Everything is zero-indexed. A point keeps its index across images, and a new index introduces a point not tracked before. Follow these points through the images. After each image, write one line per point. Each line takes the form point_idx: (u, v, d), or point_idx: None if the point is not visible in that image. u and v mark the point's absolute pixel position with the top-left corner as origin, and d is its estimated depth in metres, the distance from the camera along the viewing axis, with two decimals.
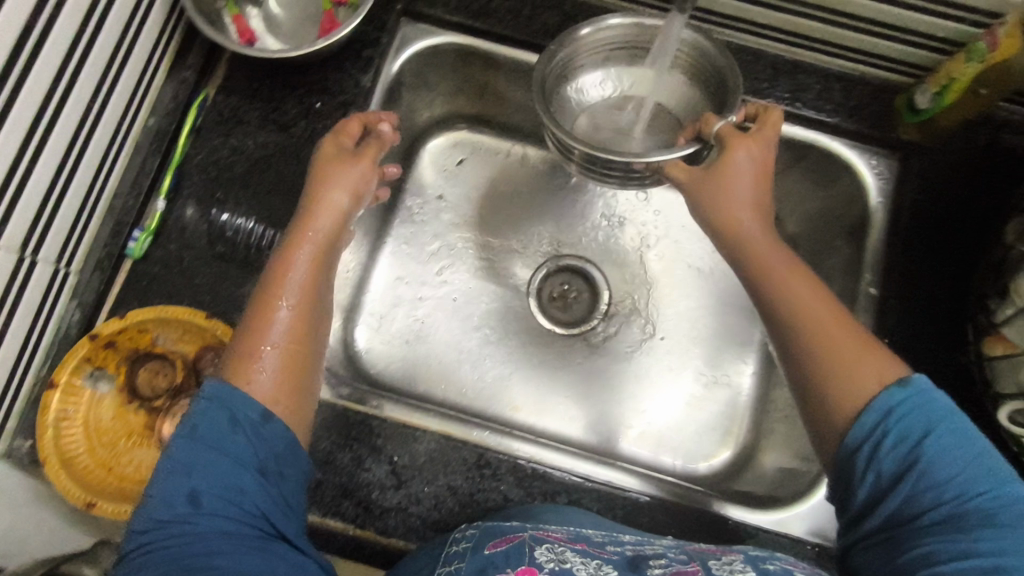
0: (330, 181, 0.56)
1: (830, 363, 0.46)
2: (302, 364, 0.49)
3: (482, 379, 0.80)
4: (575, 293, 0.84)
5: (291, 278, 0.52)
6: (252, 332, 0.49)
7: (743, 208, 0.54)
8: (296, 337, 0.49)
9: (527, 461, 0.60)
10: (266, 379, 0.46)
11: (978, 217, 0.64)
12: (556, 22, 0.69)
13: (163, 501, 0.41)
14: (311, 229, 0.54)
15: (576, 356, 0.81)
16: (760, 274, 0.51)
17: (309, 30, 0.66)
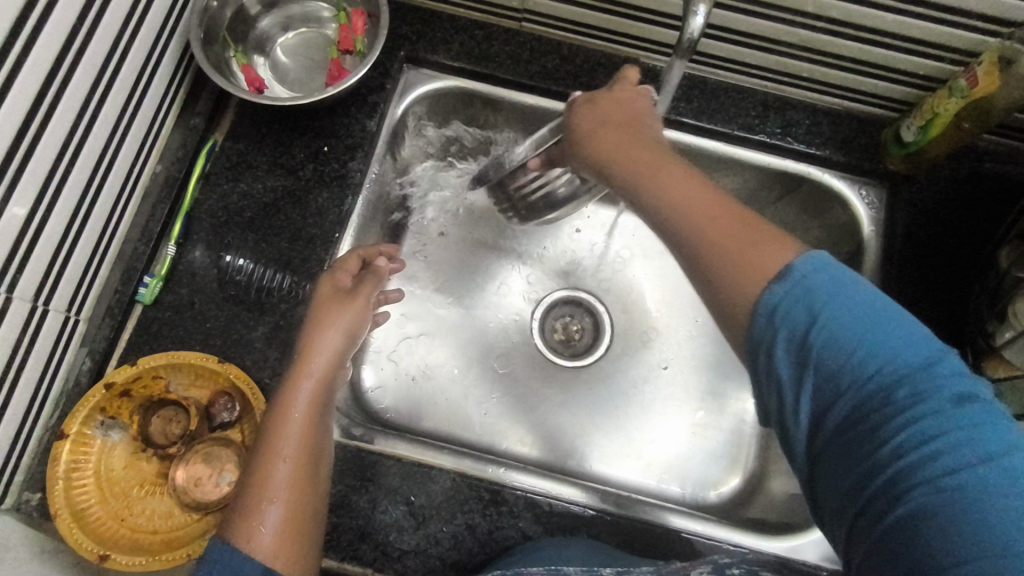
0: (320, 331, 0.57)
1: (716, 252, 0.45)
2: (304, 518, 0.47)
3: (489, 415, 0.81)
4: (578, 327, 0.87)
5: (288, 425, 0.51)
6: (262, 485, 0.47)
7: (651, 135, 0.54)
8: (298, 486, 0.48)
9: (544, 496, 0.59)
10: (268, 538, 0.45)
11: (973, 241, 0.65)
12: (554, 66, 0.71)
13: None
14: (310, 374, 0.54)
15: (582, 388, 0.84)
16: (637, 176, 0.51)
17: (316, 78, 0.68)
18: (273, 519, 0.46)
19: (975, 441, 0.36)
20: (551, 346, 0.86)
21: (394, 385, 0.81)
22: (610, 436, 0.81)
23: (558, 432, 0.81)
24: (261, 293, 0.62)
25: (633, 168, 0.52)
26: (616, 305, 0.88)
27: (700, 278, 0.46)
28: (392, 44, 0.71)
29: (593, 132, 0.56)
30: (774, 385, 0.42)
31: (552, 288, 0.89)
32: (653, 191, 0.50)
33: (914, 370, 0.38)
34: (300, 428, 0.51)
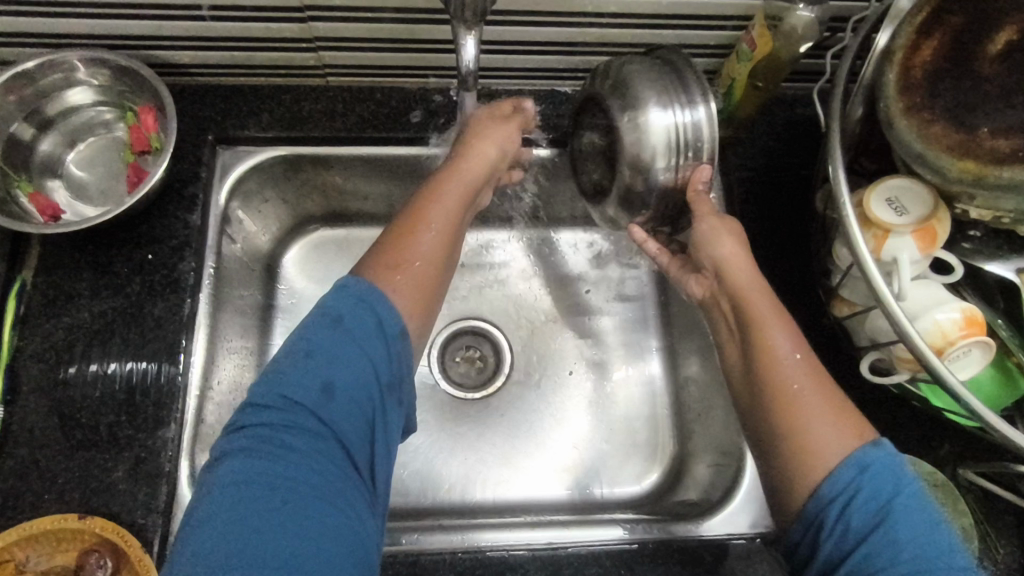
0: (482, 133, 0.60)
1: (799, 441, 0.47)
2: (436, 282, 0.53)
3: (408, 471, 0.79)
4: (478, 356, 0.86)
5: (449, 183, 0.57)
6: (412, 235, 0.53)
7: (738, 257, 0.55)
8: (440, 253, 0.54)
9: (464, 551, 0.58)
10: (407, 288, 0.51)
11: (801, 185, 0.68)
12: (372, 112, 0.69)
13: (301, 386, 0.45)
14: (500, 145, 0.61)
15: (494, 416, 0.83)
16: (751, 339, 0.51)
17: (120, 186, 0.63)
18: (408, 282, 0.51)
19: None
20: (456, 383, 0.85)
21: None
22: (531, 456, 0.80)
23: (485, 466, 0.80)
24: (113, 430, 0.57)
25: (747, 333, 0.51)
26: (510, 324, 0.87)
27: (769, 453, 0.49)
28: (195, 129, 0.67)
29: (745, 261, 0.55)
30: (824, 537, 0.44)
31: (443, 324, 0.87)
32: (760, 360, 0.50)
33: (950, 562, 0.42)
34: (451, 202, 0.57)
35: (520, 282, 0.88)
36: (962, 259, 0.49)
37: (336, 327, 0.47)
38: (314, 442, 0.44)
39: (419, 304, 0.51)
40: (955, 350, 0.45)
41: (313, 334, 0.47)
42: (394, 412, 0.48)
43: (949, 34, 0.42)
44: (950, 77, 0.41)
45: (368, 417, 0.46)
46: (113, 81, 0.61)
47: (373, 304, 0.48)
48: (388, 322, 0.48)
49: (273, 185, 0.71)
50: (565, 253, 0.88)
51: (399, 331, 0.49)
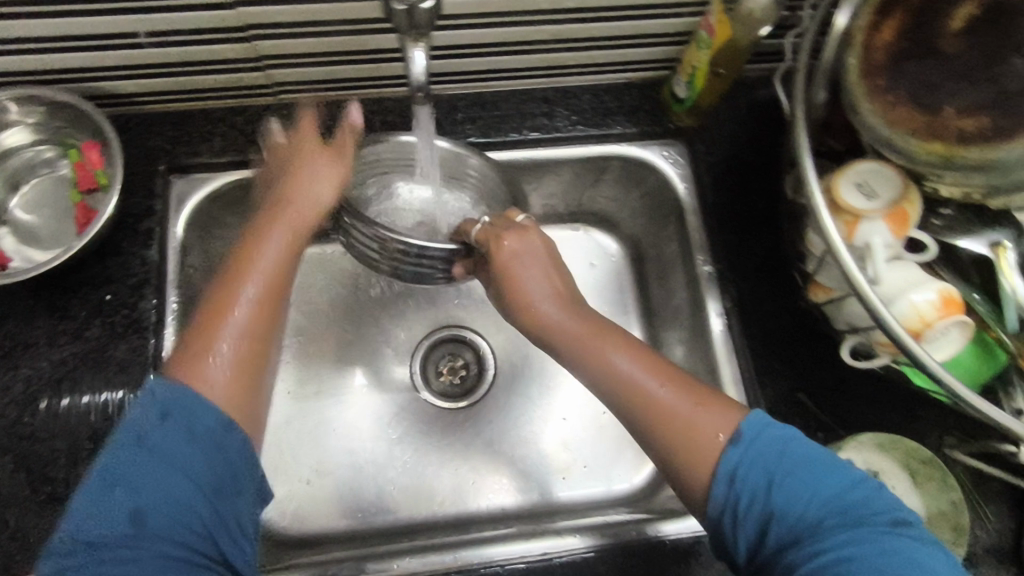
0: (297, 188, 0.55)
1: (649, 399, 0.49)
2: (257, 361, 0.47)
3: (396, 489, 0.78)
4: (461, 364, 0.85)
5: (261, 255, 0.51)
6: (222, 313, 0.48)
7: (538, 288, 0.56)
8: (254, 333, 0.48)
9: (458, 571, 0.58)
10: (219, 373, 0.45)
11: (770, 169, 0.67)
12: (327, 128, 0.67)
13: (107, 517, 0.40)
14: (321, 194, 0.56)
15: (481, 424, 0.82)
16: (585, 348, 0.52)
17: (69, 226, 0.60)
18: (227, 355, 0.46)
19: (867, 550, 0.40)
20: (440, 393, 0.83)
21: (292, 496, 0.76)
22: (521, 463, 0.79)
23: (477, 474, 0.79)
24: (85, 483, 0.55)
25: (573, 343, 0.53)
26: (491, 329, 0.86)
27: (621, 408, 0.50)
28: (145, 160, 0.64)
29: (597, 355, 0.52)
30: (716, 530, 0.45)
31: (422, 335, 0.85)
32: (530, 302, 0.55)
33: (845, 491, 0.43)
34: (275, 261, 0.51)
35: None
36: (935, 238, 0.49)
37: (131, 451, 0.41)
38: (138, 566, 0.39)
39: (239, 388, 0.46)
40: (933, 332, 0.45)
41: (113, 459, 0.41)
42: (236, 502, 0.43)
43: (909, 12, 0.41)
44: (912, 57, 0.41)
45: (206, 528, 0.41)
46: (50, 117, 0.58)
47: (177, 407, 0.43)
48: (206, 421, 0.43)
49: (233, 210, 0.69)
50: None
51: (226, 428, 0.43)
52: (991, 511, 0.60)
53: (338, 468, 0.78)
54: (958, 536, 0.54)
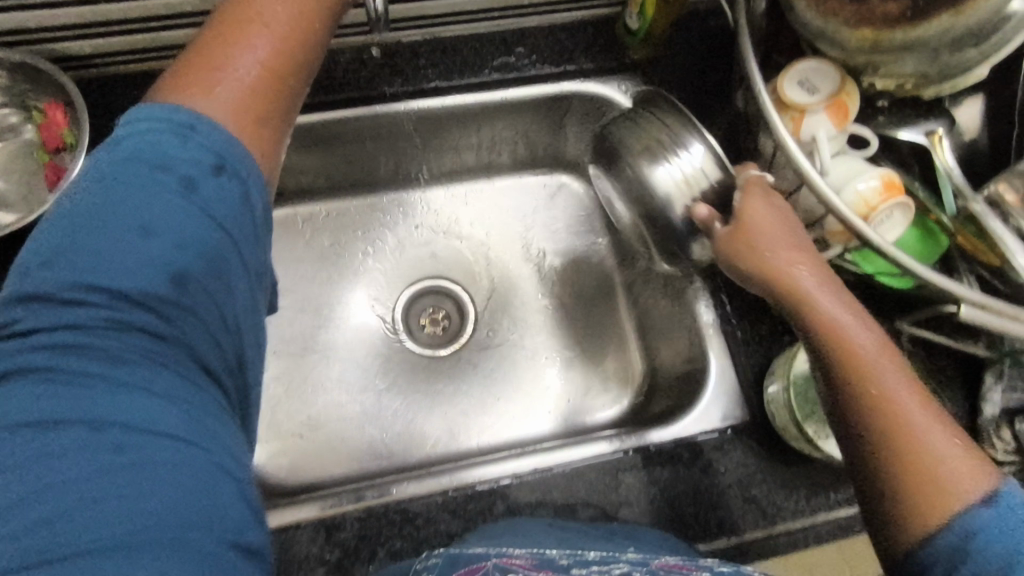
0: None
1: (892, 401, 0.42)
2: (274, 99, 0.44)
3: (390, 435, 0.80)
4: (442, 313, 0.87)
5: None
6: (230, 21, 0.43)
7: (787, 253, 0.49)
8: (268, 73, 0.44)
9: (456, 490, 0.60)
10: (224, 98, 0.42)
11: (724, 94, 0.71)
12: None
13: (88, 264, 0.37)
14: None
15: (467, 368, 0.84)
16: (819, 303, 0.47)
17: (39, 189, 0.60)
18: (244, 78, 0.43)
19: None
20: (425, 342, 0.86)
21: (288, 450, 0.78)
22: (509, 399, 0.82)
23: (466, 416, 0.81)
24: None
25: (806, 291, 0.48)
26: (470, 278, 0.88)
27: (851, 414, 0.44)
28: (110, 122, 0.64)
29: (850, 327, 0.45)
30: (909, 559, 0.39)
31: (403, 288, 0.87)
32: (752, 258, 0.50)
33: None
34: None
35: (472, 236, 0.89)
36: (878, 133, 0.52)
37: (105, 187, 0.39)
38: (120, 357, 0.37)
39: (248, 117, 0.42)
40: (880, 214, 0.48)
41: (114, 189, 0.38)
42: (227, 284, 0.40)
43: None
44: None
45: (213, 301, 0.40)
46: (11, 81, 0.58)
47: (170, 157, 0.39)
48: (229, 157, 0.41)
49: None
50: (513, 197, 0.89)
51: (223, 158, 0.40)
52: (946, 394, 0.64)
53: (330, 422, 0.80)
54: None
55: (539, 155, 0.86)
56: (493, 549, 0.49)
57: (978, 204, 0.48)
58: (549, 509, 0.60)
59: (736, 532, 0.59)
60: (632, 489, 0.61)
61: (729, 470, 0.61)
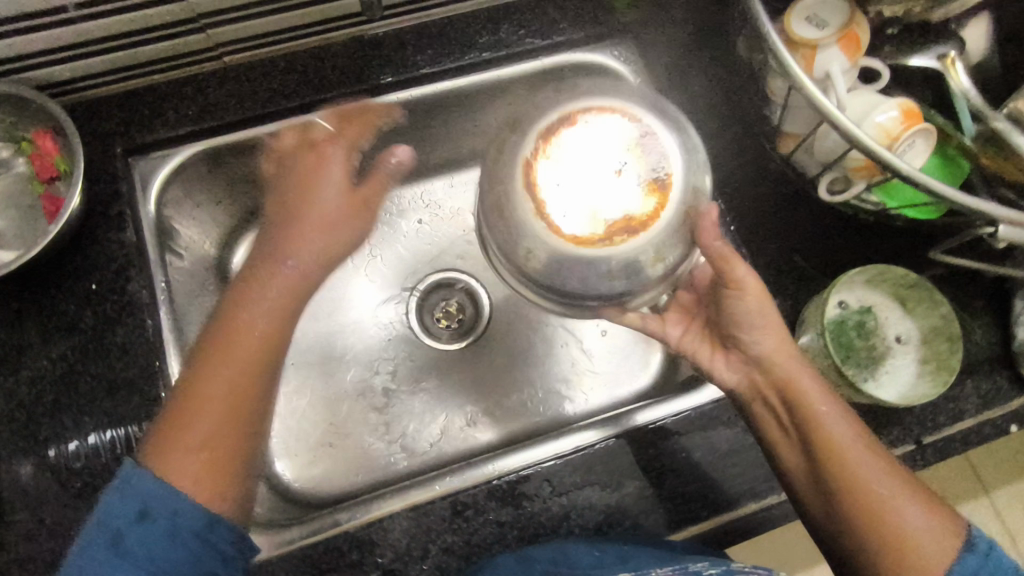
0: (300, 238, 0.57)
1: (883, 493, 0.50)
2: (223, 449, 0.49)
3: (420, 434, 0.79)
4: (455, 305, 0.86)
5: (264, 282, 0.55)
6: (205, 359, 0.51)
7: (779, 354, 0.55)
8: (233, 420, 0.50)
9: (500, 478, 0.59)
10: (190, 463, 0.48)
11: (719, 48, 0.70)
12: (283, 83, 0.67)
13: None
14: (291, 263, 0.56)
15: (488, 357, 0.83)
16: (820, 412, 0.52)
17: (37, 223, 0.59)
18: (201, 440, 0.49)
19: None
20: (442, 336, 0.85)
21: (316, 461, 0.77)
22: (534, 384, 0.81)
23: (493, 408, 0.80)
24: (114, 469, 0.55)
25: (800, 397, 0.53)
26: (480, 267, 0.87)
27: (840, 503, 0.51)
28: (102, 146, 0.63)
29: (830, 421, 0.52)
30: None
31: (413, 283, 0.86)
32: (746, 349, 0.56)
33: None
34: (264, 318, 0.53)
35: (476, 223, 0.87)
36: (889, 63, 0.52)
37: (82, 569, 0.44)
38: None
39: (208, 478, 0.48)
40: (902, 143, 0.47)
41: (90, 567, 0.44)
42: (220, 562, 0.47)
43: None
44: None
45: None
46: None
47: (148, 505, 0.46)
48: (159, 507, 0.46)
49: (202, 183, 0.69)
50: None
51: (209, 527, 0.47)
52: (977, 325, 0.64)
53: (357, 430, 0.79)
54: (952, 344, 0.58)
55: None
56: None
57: (999, 122, 0.48)
58: (595, 488, 0.58)
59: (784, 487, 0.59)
60: (676, 455, 0.60)
61: None
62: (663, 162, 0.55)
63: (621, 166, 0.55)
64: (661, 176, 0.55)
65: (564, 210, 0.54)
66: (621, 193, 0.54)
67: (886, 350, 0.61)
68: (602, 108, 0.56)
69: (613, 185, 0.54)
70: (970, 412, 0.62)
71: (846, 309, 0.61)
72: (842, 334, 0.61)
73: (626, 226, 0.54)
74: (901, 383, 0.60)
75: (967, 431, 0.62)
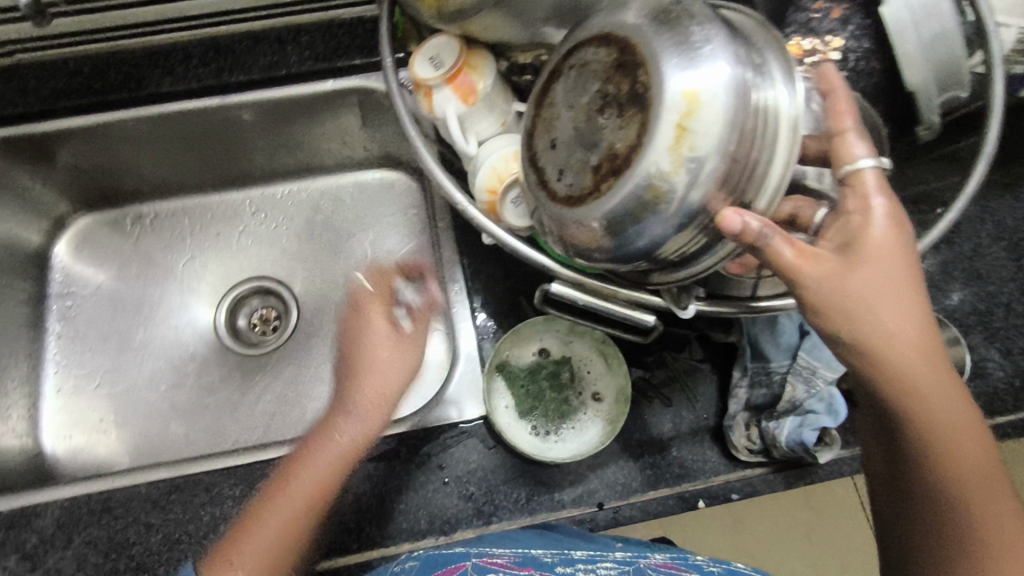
0: (336, 425, 0.57)
1: (986, 499, 0.43)
2: (297, 535, 0.53)
3: (191, 433, 0.82)
4: (272, 310, 0.89)
5: (331, 441, 0.56)
6: (255, 524, 0.53)
7: (890, 298, 0.39)
8: (262, 571, 0.51)
9: (215, 473, 0.60)
10: (263, 539, 0.52)
11: None
12: (65, 84, 0.72)
13: None
14: (354, 431, 0.57)
15: (276, 363, 0.85)
16: (939, 401, 0.41)
17: None
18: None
19: None
20: (247, 341, 0.87)
21: (85, 442, 0.81)
22: (312, 396, 0.83)
23: (266, 417, 0.82)
24: None
25: (922, 369, 0.40)
26: (292, 276, 0.90)
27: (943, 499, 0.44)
28: None
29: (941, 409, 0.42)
30: None
31: (229, 287, 0.89)
32: (869, 312, 0.39)
33: None
34: (320, 475, 0.55)
35: (292, 238, 0.90)
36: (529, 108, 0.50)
37: None
38: None
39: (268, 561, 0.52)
40: (501, 198, 0.48)
41: None
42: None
43: None
44: None
45: None
46: None
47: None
48: None
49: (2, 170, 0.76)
50: (341, 199, 0.91)
51: None
52: (696, 390, 0.61)
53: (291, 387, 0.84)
54: (623, 405, 0.58)
55: (352, 154, 0.88)
56: (473, 552, 0.51)
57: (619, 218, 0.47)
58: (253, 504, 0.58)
59: (444, 533, 0.57)
60: (342, 483, 0.59)
61: (449, 468, 0.59)
62: (646, 70, 0.35)
63: (612, 98, 0.37)
64: (646, 89, 0.35)
65: (554, 167, 0.39)
66: (604, 126, 0.37)
67: (576, 403, 0.62)
68: (595, 38, 0.38)
69: (598, 128, 0.37)
70: (664, 482, 0.58)
71: (546, 357, 0.64)
72: (533, 381, 0.62)
73: (611, 168, 0.36)
74: (583, 442, 0.59)
75: (660, 502, 0.58)
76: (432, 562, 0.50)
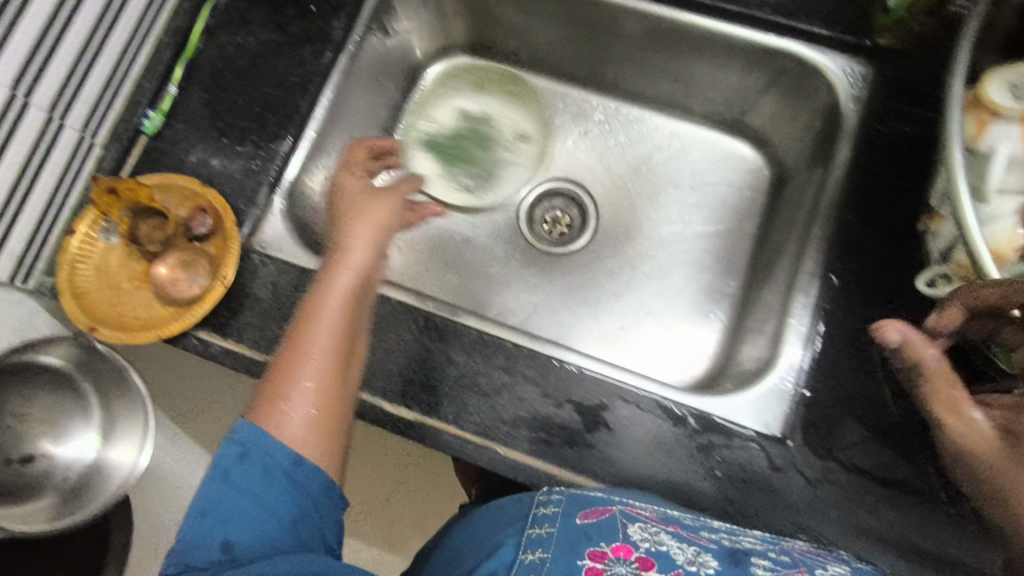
0: (350, 246, 0.60)
1: None
2: (347, 354, 0.53)
3: (464, 288, 0.86)
4: (566, 219, 0.90)
5: (337, 283, 0.56)
6: (307, 352, 0.51)
7: None
8: (326, 390, 0.51)
9: (522, 348, 0.62)
10: (314, 371, 0.50)
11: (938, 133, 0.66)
12: None
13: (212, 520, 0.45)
14: (346, 277, 0.57)
15: (560, 268, 0.88)
16: None
17: None
18: (303, 412, 0.49)
19: None
20: (538, 234, 0.90)
21: (380, 246, 0.88)
22: (576, 315, 0.85)
23: (529, 308, 0.85)
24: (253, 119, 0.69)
25: None
26: (605, 199, 0.90)
27: None
28: None
29: None
30: None
31: (545, 178, 0.91)
32: None
33: None
34: (334, 317, 0.53)
35: (623, 162, 0.90)
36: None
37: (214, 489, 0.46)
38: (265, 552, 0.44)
39: (328, 399, 0.50)
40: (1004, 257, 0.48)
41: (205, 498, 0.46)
42: (319, 529, 0.48)
43: None
44: None
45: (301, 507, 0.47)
46: None
47: (254, 446, 0.47)
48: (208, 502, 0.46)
49: None
50: (687, 148, 0.88)
51: (297, 465, 0.48)
52: None
53: (562, 295, 0.86)
54: None
55: (725, 114, 0.84)
56: (613, 497, 0.53)
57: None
58: (542, 394, 0.60)
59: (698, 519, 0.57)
60: (623, 420, 0.60)
61: (723, 462, 0.58)
62: None
63: None
64: None
65: None
66: None
67: None
68: None
69: None
70: None
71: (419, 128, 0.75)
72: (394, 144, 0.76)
73: None
74: None
75: None
76: (576, 499, 0.52)
